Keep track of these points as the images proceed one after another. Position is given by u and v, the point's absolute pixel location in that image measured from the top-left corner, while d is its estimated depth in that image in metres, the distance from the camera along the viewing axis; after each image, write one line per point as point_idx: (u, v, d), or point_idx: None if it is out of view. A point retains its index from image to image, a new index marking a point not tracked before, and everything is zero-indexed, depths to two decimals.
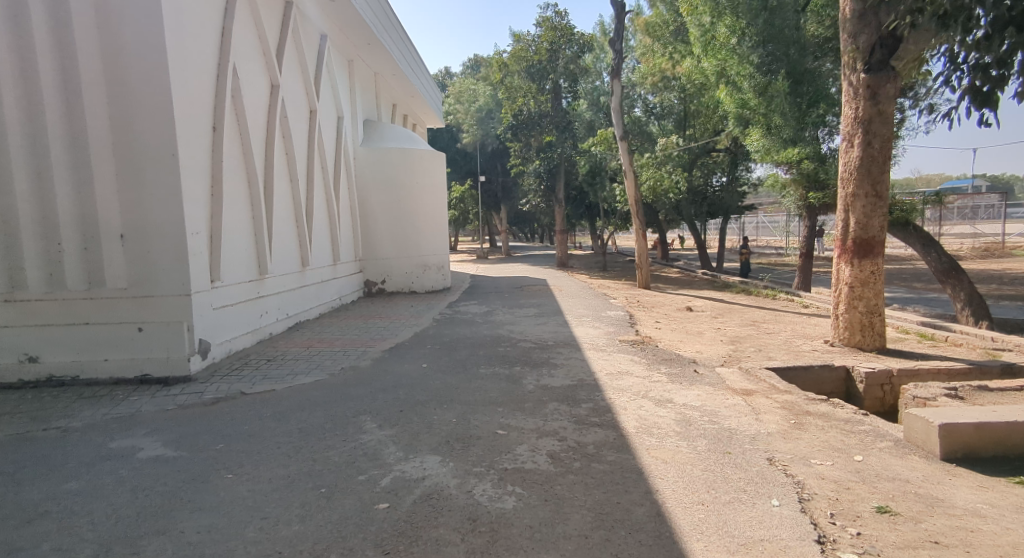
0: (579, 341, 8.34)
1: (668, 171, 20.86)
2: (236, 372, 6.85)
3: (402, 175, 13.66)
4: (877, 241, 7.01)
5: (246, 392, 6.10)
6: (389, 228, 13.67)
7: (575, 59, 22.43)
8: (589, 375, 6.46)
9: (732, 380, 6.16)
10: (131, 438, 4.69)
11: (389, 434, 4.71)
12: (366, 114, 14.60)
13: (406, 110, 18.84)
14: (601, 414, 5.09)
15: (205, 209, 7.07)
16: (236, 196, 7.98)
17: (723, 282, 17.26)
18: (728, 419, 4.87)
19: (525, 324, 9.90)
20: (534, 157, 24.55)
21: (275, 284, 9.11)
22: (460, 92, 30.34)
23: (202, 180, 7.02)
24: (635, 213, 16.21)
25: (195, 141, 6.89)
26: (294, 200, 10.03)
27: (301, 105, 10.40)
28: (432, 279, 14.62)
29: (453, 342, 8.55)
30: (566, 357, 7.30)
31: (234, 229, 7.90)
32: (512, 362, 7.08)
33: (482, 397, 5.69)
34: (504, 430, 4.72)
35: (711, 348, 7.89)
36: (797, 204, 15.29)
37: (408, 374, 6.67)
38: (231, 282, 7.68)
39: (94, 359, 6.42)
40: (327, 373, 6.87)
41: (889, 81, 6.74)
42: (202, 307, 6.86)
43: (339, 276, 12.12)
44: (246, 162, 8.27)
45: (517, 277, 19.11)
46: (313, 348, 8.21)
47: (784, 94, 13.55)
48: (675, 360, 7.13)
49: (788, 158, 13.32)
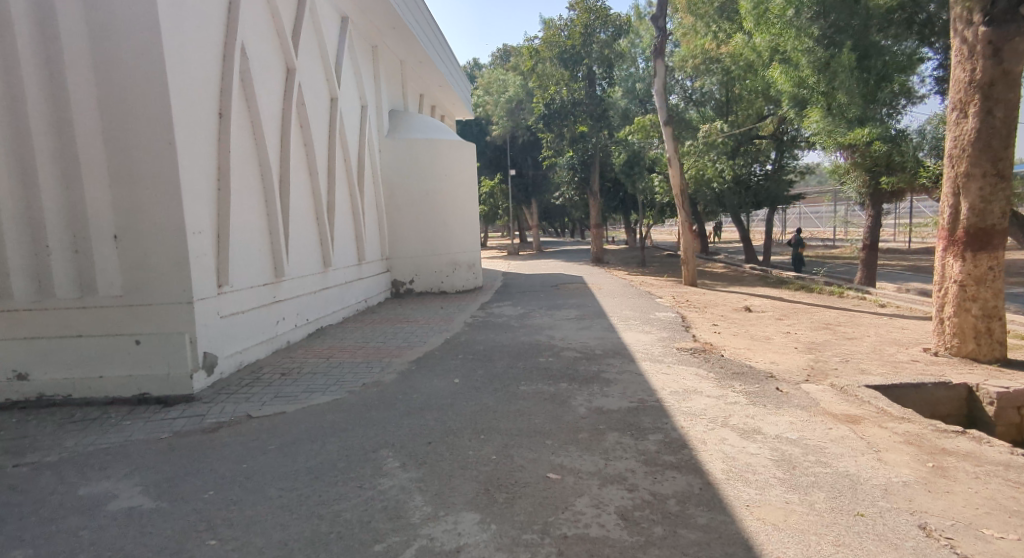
0: (631, 350, 7.36)
1: (712, 158, 20.21)
2: (245, 389, 6.09)
3: (430, 167, 12.82)
4: (995, 230, 6.00)
5: (253, 416, 5.31)
6: (417, 224, 12.83)
7: (610, 43, 21.30)
8: (650, 395, 5.46)
9: (827, 402, 5.07)
10: (108, 481, 3.94)
11: (414, 478, 3.81)
12: (392, 104, 13.78)
13: (434, 100, 18.01)
14: (676, 452, 4.10)
15: (209, 205, 6.30)
16: (249, 191, 7.23)
17: (776, 277, 16.01)
18: (842, 459, 3.82)
19: (567, 328, 8.95)
20: (566, 147, 23.35)
21: (294, 286, 8.36)
22: (490, 84, 29.93)
23: (206, 173, 6.26)
24: (680, 204, 14.97)
25: (197, 130, 6.12)
26: (315, 195, 9.28)
27: (321, 92, 9.62)
28: (464, 277, 13.76)
29: (489, 350, 7.61)
30: (619, 371, 6.31)
31: (246, 228, 7.14)
32: (557, 378, 6.12)
33: (526, 424, 4.75)
34: (556, 475, 3.81)
35: (787, 359, 6.82)
36: (857, 192, 14.19)
37: (438, 392, 5.81)
38: (242, 287, 6.92)
39: (89, 377, 5.74)
40: (346, 390, 6.03)
41: (1019, 33, 5.73)
42: (208, 316, 6.12)
43: (365, 277, 11.34)
44: (258, 153, 7.49)
45: (552, 275, 18.09)
46: (333, 358, 7.39)
47: (849, 69, 12.15)
48: (749, 375, 6.08)
49: (856, 140, 11.85)
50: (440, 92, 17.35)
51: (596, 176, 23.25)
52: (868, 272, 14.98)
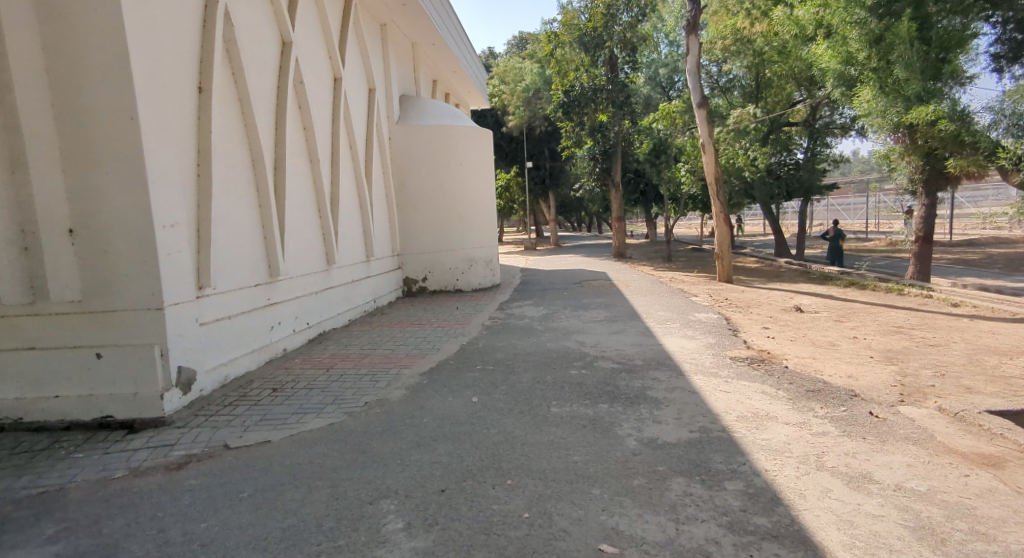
0: (676, 360, 6.31)
1: (743, 146, 19.25)
2: (227, 410, 5.15)
3: (444, 156, 11.82)
4: None
5: (231, 447, 4.37)
6: (430, 218, 11.87)
7: (633, 25, 20.07)
8: (713, 422, 4.41)
9: (944, 434, 4.04)
10: (23, 550, 3.02)
11: (423, 550, 2.87)
12: (403, 89, 12.84)
13: (448, 87, 17.03)
14: (768, 512, 3.07)
15: (187, 195, 5.34)
16: (235, 180, 6.28)
17: (818, 272, 14.70)
18: (1008, 531, 2.81)
19: (598, 332, 7.91)
20: (586, 137, 22.22)
21: (291, 287, 7.43)
22: (505, 72, 28.54)
23: (181, 157, 5.29)
24: (714, 193, 13.83)
25: (169, 105, 5.13)
26: (316, 185, 8.37)
27: (323, 72, 8.73)
28: (480, 274, 12.77)
29: (511, 360, 6.60)
30: (668, 388, 5.30)
31: (233, 221, 6.20)
32: (595, 397, 5.12)
33: (564, 464, 3.76)
34: (612, 546, 2.83)
35: (868, 373, 5.74)
36: (907, 178, 13.46)
37: (452, 415, 4.84)
38: (228, 289, 5.99)
39: (42, 397, 4.80)
40: (346, 411, 5.08)
41: None
42: (183, 324, 5.14)
43: (373, 275, 10.41)
44: (248, 134, 6.54)
45: (572, 271, 17.04)
46: (333, 370, 6.45)
47: (908, 41, 11.06)
48: (829, 395, 5.03)
49: (918, 119, 10.68)
50: (453, 78, 16.35)
51: (619, 167, 22.02)
52: (922, 267, 14.10)
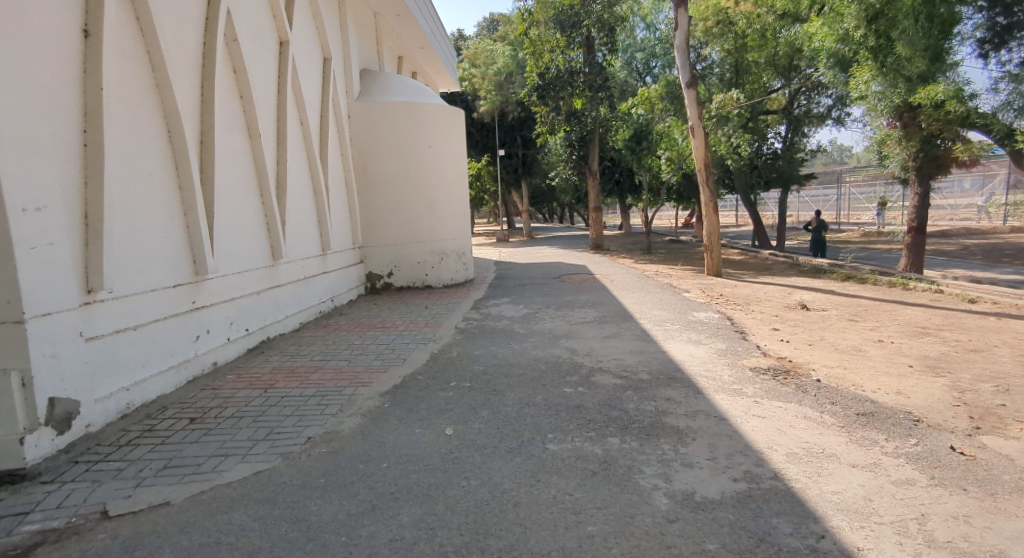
0: (689, 373, 5.27)
1: (727, 133, 17.76)
2: (122, 453, 3.90)
3: (410, 138, 10.56)
4: None
5: (112, 514, 3.15)
6: (394, 206, 10.64)
7: (610, 5, 18.75)
8: (760, 466, 3.40)
9: None
10: None
11: None
12: (364, 63, 11.49)
13: (415, 65, 15.69)
14: None
15: (65, 172, 4.05)
16: (143, 155, 4.99)
17: (807, 264, 14.01)
18: None
19: (590, 337, 6.84)
20: (561, 124, 21.02)
21: (225, 287, 6.17)
22: (476, 55, 27.05)
23: (57, 119, 4.00)
24: (703, 181, 12.86)
25: (35, 51, 3.82)
26: (257, 165, 7.09)
27: (266, 33, 7.42)
28: (451, 269, 11.59)
29: (491, 374, 5.49)
30: (691, 413, 4.27)
31: (140, 207, 4.92)
32: (601, 427, 4.06)
33: (578, 544, 2.68)
34: None
35: (918, 386, 4.82)
36: (899, 167, 12.80)
37: (418, 458, 3.69)
38: (133, 293, 4.72)
39: None
40: (279, 452, 3.89)
41: None
42: (61, 343, 3.87)
43: (330, 271, 9.16)
44: (160, 98, 5.23)
45: (549, 264, 15.98)
46: (273, 390, 5.21)
47: (912, 15, 10.16)
48: (888, 420, 4.08)
49: (925, 99, 9.83)
50: (420, 56, 15.03)
51: (595, 154, 21.08)
52: (916, 258, 13.54)
